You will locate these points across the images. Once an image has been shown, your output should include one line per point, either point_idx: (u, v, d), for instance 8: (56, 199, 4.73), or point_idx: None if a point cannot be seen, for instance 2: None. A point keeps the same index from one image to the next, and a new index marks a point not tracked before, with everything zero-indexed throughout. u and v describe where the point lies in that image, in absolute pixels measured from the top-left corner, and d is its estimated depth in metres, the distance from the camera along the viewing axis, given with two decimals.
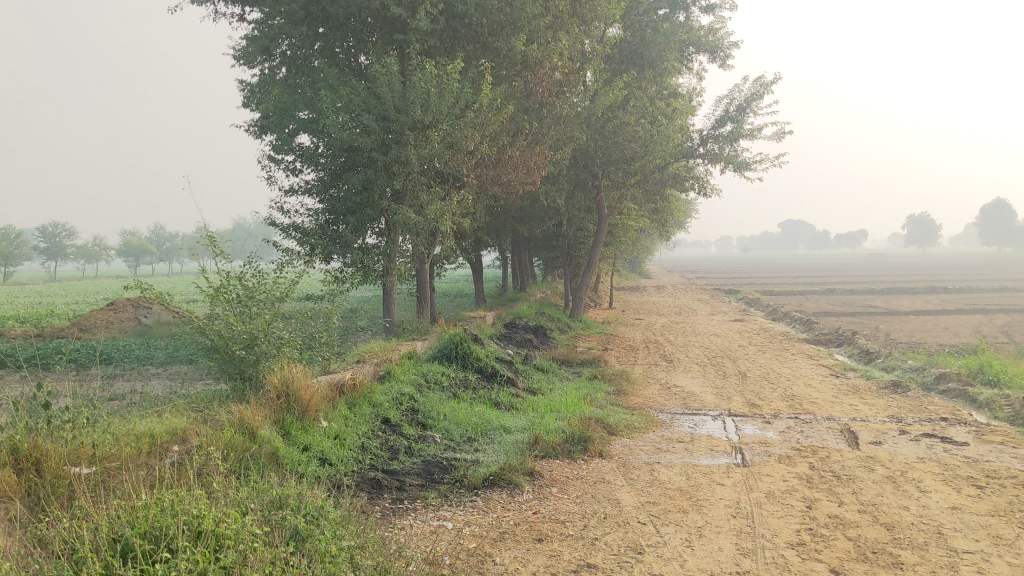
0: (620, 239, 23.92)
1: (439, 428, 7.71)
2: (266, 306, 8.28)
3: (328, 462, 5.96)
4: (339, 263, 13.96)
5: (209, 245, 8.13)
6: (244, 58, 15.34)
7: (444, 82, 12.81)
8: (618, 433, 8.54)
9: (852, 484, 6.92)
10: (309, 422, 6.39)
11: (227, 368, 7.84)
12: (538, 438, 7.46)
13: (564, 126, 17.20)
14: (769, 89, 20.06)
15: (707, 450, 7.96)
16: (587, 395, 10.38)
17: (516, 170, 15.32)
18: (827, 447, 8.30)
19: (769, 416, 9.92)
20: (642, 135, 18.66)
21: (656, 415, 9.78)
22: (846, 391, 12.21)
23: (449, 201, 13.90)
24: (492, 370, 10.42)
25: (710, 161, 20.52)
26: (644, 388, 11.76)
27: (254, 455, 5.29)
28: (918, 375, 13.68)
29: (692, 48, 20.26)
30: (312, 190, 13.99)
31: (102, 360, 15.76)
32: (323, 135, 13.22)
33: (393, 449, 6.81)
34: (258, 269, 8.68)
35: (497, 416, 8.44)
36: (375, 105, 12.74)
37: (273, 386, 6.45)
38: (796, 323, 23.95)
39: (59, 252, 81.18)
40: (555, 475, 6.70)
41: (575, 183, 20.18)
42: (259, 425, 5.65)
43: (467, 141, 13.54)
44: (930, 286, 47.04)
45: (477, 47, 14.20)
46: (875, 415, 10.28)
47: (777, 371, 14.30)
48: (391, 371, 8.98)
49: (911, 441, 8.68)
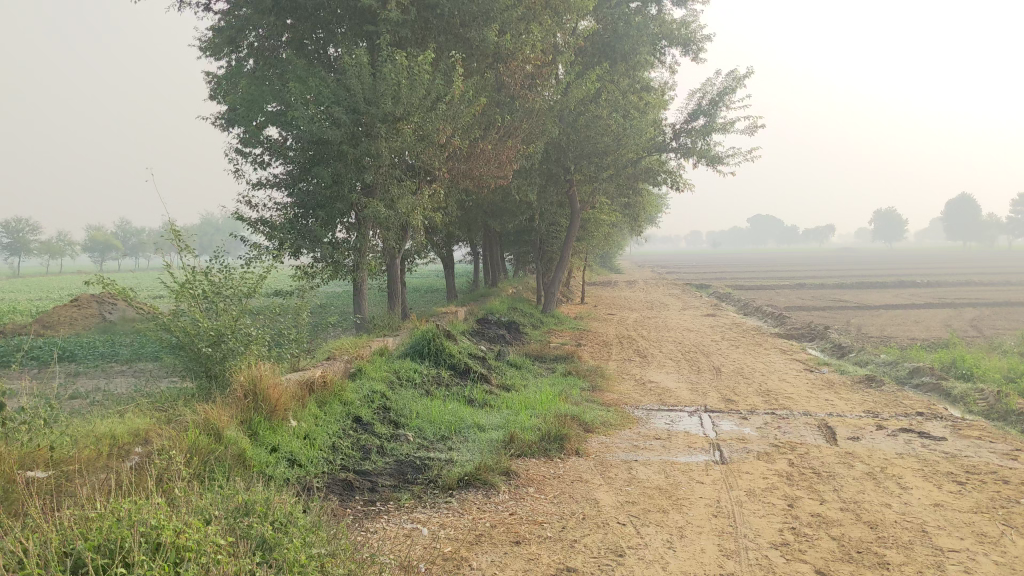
0: (593, 233, 23.80)
1: (412, 427, 7.52)
2: (232, 302, 8.05)
3: (297, 464, 5.75)
4: (309, 258, 13.70)
5: (174, 239, 7.87)
6: (211, 50, 15.02)
7: (415, 73, 12.59)
8: (594, 430, 8.39)
9: (832, 481, 6.81)
10: (278, 421, 6.17)
11: (192, 366, 7.59)
12: (513, 437, 7.30)
13: (536, 120, 17.04)
14: (741, 82, 20.00)
15: (685, 447, 7.83)
16: (562, 391, 10.23)
17: (488, 163, 15.13)
18: (805, 443, 8.21)
19: (746, 412, 9.82)
20: (614, 129, 18.54)
21: (632, 411, 9.65)
22: (821, 386, 12.16)
23: (420, 195, 13.67)
24: (465, 367, 10.23)
25: (682, 155, 20.43)
26: (618, 384, 11.64)
27: (219, 457, 5.07)
28: (892, 369, 13.67)
29: (664, 41, 20.15)
30: (280, 184, 13.71)
31: (65, 358, 15.40)
32: (292, 127, 12.96)
33: (366, 449, 6.61)
34: (224, 264, 8.44)
35: (471, 414, 8.27)
36: (345, 97, 12.48)
37: (239, 385, 6.22)
38: (768, 318, 23.98)
39: (23, 247, 79.99)
40: (531, 474, 6.53)
41: (547, 177, 20.03)
42: (225, 426, 5.43)
43: (439, 134, 13.33)
44: (898, 281, 47.41)
45: (449, 38, 13.98)
46: (851, 410, 10.22)
47: (751, 366, 14.24)
48: (362, 368, 8.77)
49: (889, 437, 8.61)
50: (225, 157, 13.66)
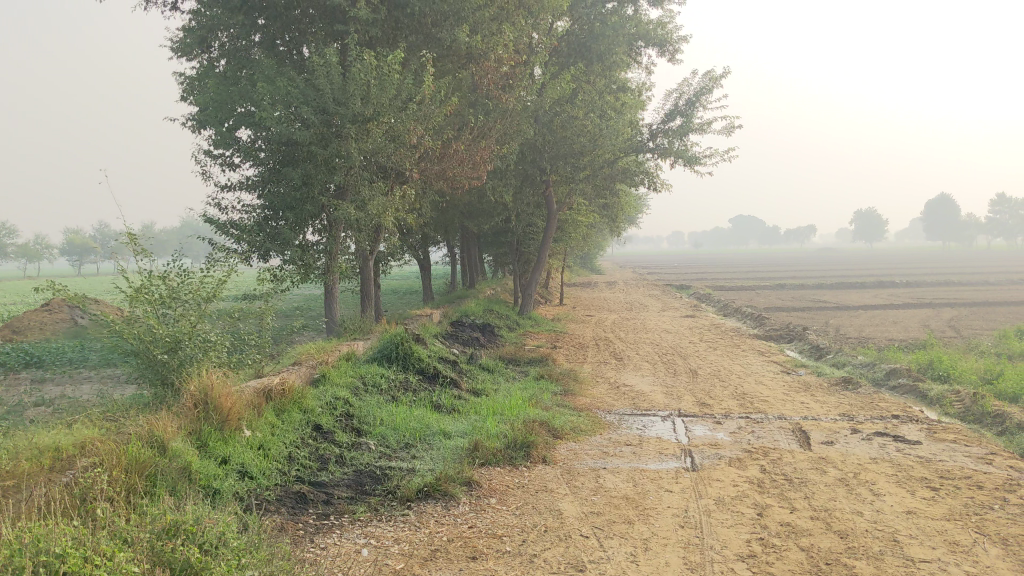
0: (571, 235, 23.66)
1: (375, 434, 7.31)
2: (191, 307, 7.82)
3: (248, 476, 5.53)
4: (278, 260, 13.46)
5: (130, 243, 7.64)
6: (180, 50, 14.63)
7: (384, 73, 12.37)
8: (563, 437, 8.20)
9: (804, 488, 6.66)
10: (230, 432, 5.95)
11: (148, 374, 7.36)
12: (478, 444, 7.10)
13: (510, 120, 16.85)
14: (718, 83, 19.90)
15: (656, 454, 7.66)
16: (534, 396, 10.04)
17: (461, 164, 14.92)
18: (778, 449, 8.06)
19: (720, 416, 9.67)
20: (590, 130, 18.40)
21: (604, 416, 9.48)
22: (797, 388, 12.02)
23: (392, 196, 13.45)
24: (434, 372, 10.03)
25: (660, 156, 20.31)
26: (592, 388, 11.46)
27: (162, 471, 4.86)
28: (869, 370, 13.56)
29: (641, 41, 19.98)
30: (248, 185, 13.47)
31: (31, 364, 15.09)
32: (260, 127, 12.72)
33: (324, 459, 6.38)
34: (183, 267, 8.20)
35: (437, 420, 8.06)
36: (313, 96, 12.25)
37: (189, 394, 5.99)
38: (747, 319, 23.89)
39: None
40: (494, 484, 6.33)
41: (523, 178, 19.89)
42: (171, 437, 5.21)
43: (410, 135, 13.13)
44: (876, 280, 47.61)
45: (420, 38, 13.78)
46: (826, 413, 10.09)
47: (728, 368, 14.11)
48: (326, 374, 8.55)
49: (864, 441, 8.47)
50: (193, 159, 13.39)
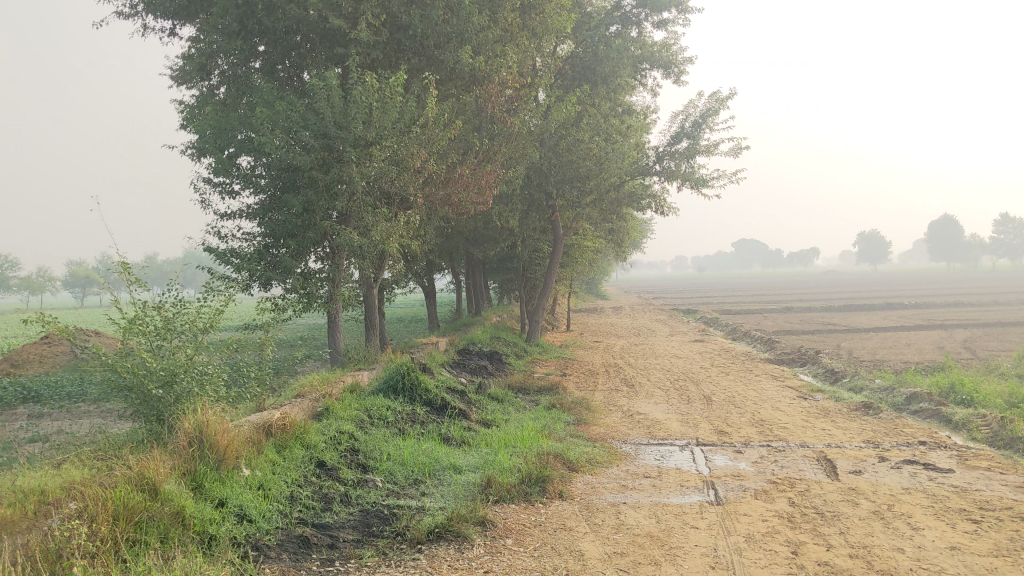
0: (577, 260, 23.33)
1: (382, 470, 6.94)
2: (187, 339, 7.51)
3: (247, 519, 5.17)
4: (280, 289, 13.13)
5: (123, 272, 7.33)
6: (180, 78, 14.43)
7: (387, 97, 12.14)
8: (578, 469, 7.83)
9: (838, 522, 6.27)
10: (227, 472, 5.59)
11: (142, 410, 7.01)
12: (490, 480, 6.73)
13: (515, 144, 16.59)
14: (724, 104, 19.65)
15: (677, 486, 7.28)
16: (546, 427, 9.65)
17: (467, 189, 14.61)
18: (805, 479, 7.67)
19: (740, 445, 9.28)
20: (597, 153, 18.10)
21: (619, 447, 9.10)
22: (816, 415, 11.62)
23: (396, 221, 13.15)
24: (442, 403, 9.65)
25: (666, 179, 20.01)
26: (605, 417, 11.07)
27: (154, 517, 4.50)
28: (888, 395, 13.17)
29: (646, 63, 19.75)
30: (249, 213, 13.17)
31: (30, 399, 14.72)
32: (261, 154, 12.44)
33: (328, 498, 6.01)
34: (179, 298, 7.89)
35: (447, 454, 7.69)
36: (314, 121, 11.96)
37: (183, 432, 5.63)
38: (757, 343, 23.47)
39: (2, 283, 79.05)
40: (509, 523, 5.96)
41: (530, 203, 19.67)
42: (163, 479, 4.85)
43: (414, 159, 12.86)
44: (883, 302, 47.32)
45: (422, 60, 13.54)
46: (850, 440, 9.69)
47: (743, 394, 13.70)
48: (329, 407, 8.19)
49: (893, 470, 8.08)
50: (192, 187, 13.11)
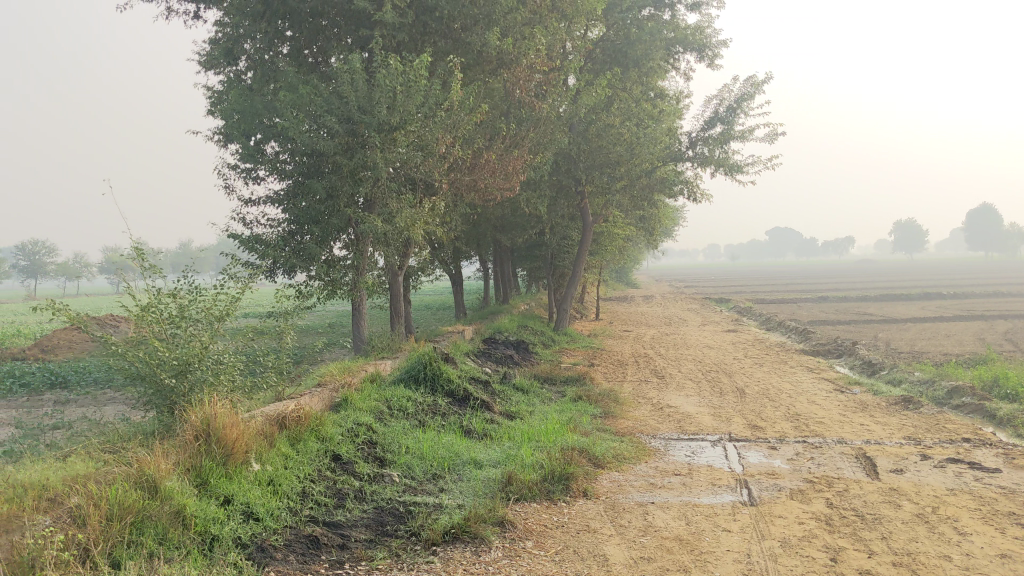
0: (607, 248, 22.96)
1: (400, 464, 6.68)
2: (202, 327, 7.28)
3: (254, 518, 4.92)
4: (304, 276, 12.90)
5: (137, 258, 7.10)
6: (206, 63, 14.24)
7: (412, 80, 11.83)
8: (605, 466, 7.52)
9: (879, 526, 5.90)
10: (236, 467, 5.34)
11: (155, 400, 6.79)
12: (511, 477, 6.44)
13: (543, 129, 16.23)
14: (760, 88, 19.16)
15: (708, 485, 6.95)
16: (571, 420, 9.34)
17: (493, 175, 14.32)
18: (843, 478, 7.31)
19: (774, 441, 8.91)
20: (627, 138, 17.70)
21: (648, 442, 8.78)
22: (853, 409, 11.20)
23: (420, 208, 12.87)
24: (465, 395, 9.36)
25: (699, 165, 19.57)
26: (634, 409, 10.74)
27: (153, 518, 4.26)
28: (929, 388, 12.70)
29: (678, 46, 19.31)
30: (273, 198, 12.94)
31: (57, 385, 14.67)
32: (284, 138, 12.20)
33: (341, 495, 5.74)
34: (195, 285, 7.66)
35: (468, 448, 7.41)
36: (338, 105, 11.69)
37: (190, 426, 5.38)
38: (792, 333, 22.97)
39: (38, 269, 79.98)
40: (530, 524, 5.66)
41: (558, 189, 19.30)
42: (164, 476, 4.62)
43: (439, 144, 12.57)
44: (918, 291, 46.44)
45: (448, 42, 13.20)
46: (890, 436, 9.29)
47: (776, 387, 13.31)
48: (348, 398, 7.94)
49: (937, 469, 7.69)
50: (216, 172, 12.90)
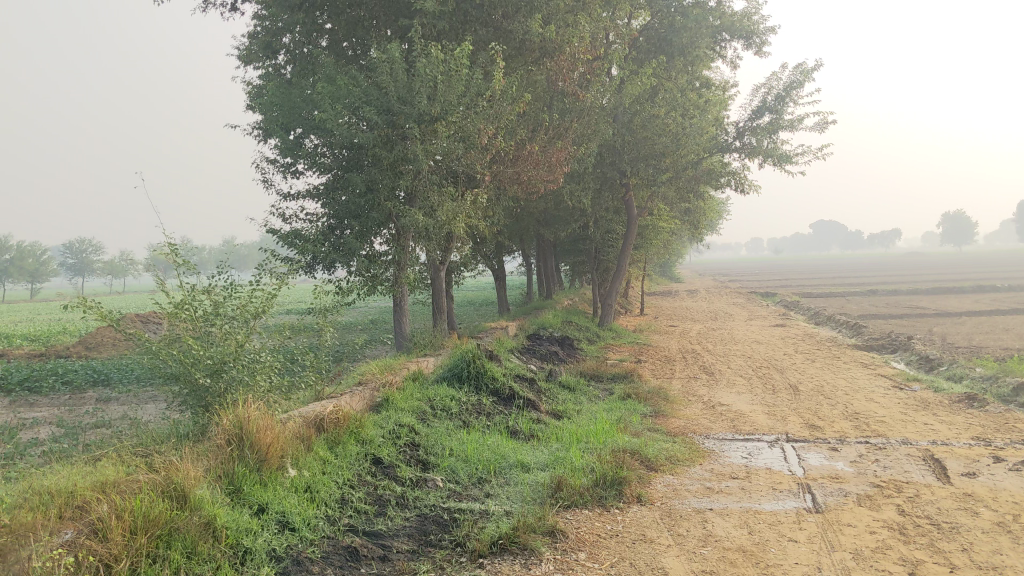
0: (651, 242, 22.51)
1: (444, 468, 6.37)
2: (238, 325, 7.04)
3: (290, 528, 4.64)
4: (344, 272, 12.67)
5: (170, 255, 6.89)
6: (245, 58, 14.10)
7: (452, 69, 11.51)
8: (658, 469, 7.16)
9: (958, 537, 5.47)
10: (271, 474, 5.08)
11: (190, 401, 6.56)
12: (561, 482, 6.09)
13: (587, 120, 15.85)
14: (810, 75, 18.61)
15: (769, 490, 6.56)
16: (621, 419, 8.98)
17: (537, 166, 14.02)
18: (912, 483, 6.87)
19: (834, 442, 8.47)
20: (673, 128, 17.23)
21: (701, 442, 8.39)
22: (914, 407, 10.69)
23: (462, 201, 12.56)
24: (509, 393, 9.03)
25: (747, 156, 19.06)
26: (685, 408, 10.33)
27: (180, 531, 4.01)
28: (993, 385, 12.11)
29: (725, 33, 18.82)
30: (312, 193, 12.72)
31: (99, 382, 14.60)
32: (321, 131, 11.96)
33: (382, 501, 5.45)
34: (231, 282, 7.44)
35: (514, 450, 7.09)
36: (376, 96, 11.41)
37: (222, 429, 5.14)
38: (842, 328, 22.32)
39: (85, 267, 81.06)
40: (582, 533, 5.32)
41: (602, 181, 18.90)
42: (194, 484, 4.37)
43: (480, 135, 12.26)
44: (968, 284, 45.31)
45: (489, 31, 12.88)
46: (957, 437, 8.79)
47: (832, 383, 12.81)
48: (388, 398, 7.66)
49: (1014, 472, 7.20)
50: (255, 166, 12.72)
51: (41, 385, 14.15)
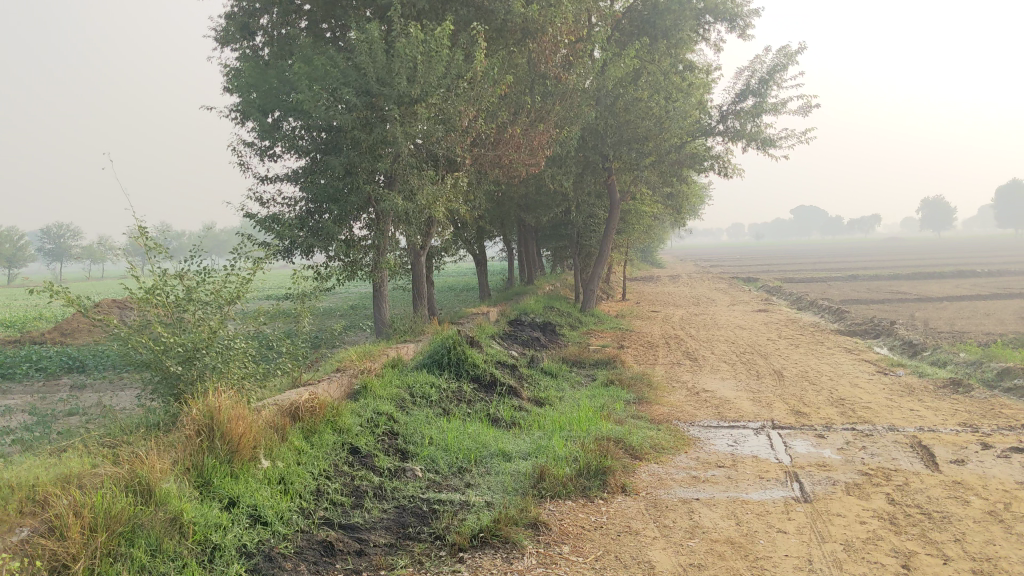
0: (633, 227, 22.36)
1: (423, 457, 6.19)
2: (211, 311, 6.83)
3: (262, 522, 4.45)
4: (323, 257, 12.43)
5: (141, 238, 6.66)
6: (221, 39, 13.80)
7: (433, 49, 11.27)
8: (643, 458, 7.02)
9: (950, 527, 5.35)
10: (242, 466, 4.88)
11: (162, 389, 6.34)
12: (544, 472, 5.92)
13: (569, 102, 15.64)
14: (794, 58, 18.46)
15: (756, 479, 6.43)
16: (604, 406, 8.83)
17: (518, 150, 13.82)
18: (900, 471, 6.75)
19: (820, 428, 8.35)
20: (656, 112, 17.06)
21: (686, 430, 8.25)
22: (899, 393, 10.59)
23: (442, 184, 12.33)
24: (490, 379, 8.85)
25: (730, 140, 18.91)
26: (668, 394, 10.21)
27: (144, 528, 3.80)
28: (977, 370, 12.04)
29: (708, 16, 18.61)
30: (290, 176, 12.47)
31: (73, 369, 14.33)
32: (299, 113, 11.70)
33: (359, 493, 5.26)
34: (204, 267, 7.22)
35: (496, 438, 6.91)
36: (354, 77, 11.14)
37: (192, 420, 4.93)
38: (825, 313, 22.27)
39: (63, 252, 80.16)
40: (566, 526, 5.16)
41: (584, 165, 18.72)
42: (161, 478, 4.18)
43: (461, 117, 12.03)
44: (947, 269, 45.50)
45: (470, 10, 12.63)
46: (944, 423, 8.69)
47: (816, 369, 12.69)
48: (367, 385, 7.46)
49: (1002, 459, 7.10)
50: (231, 149, 12.46)
51: (14, 372, 13.87)
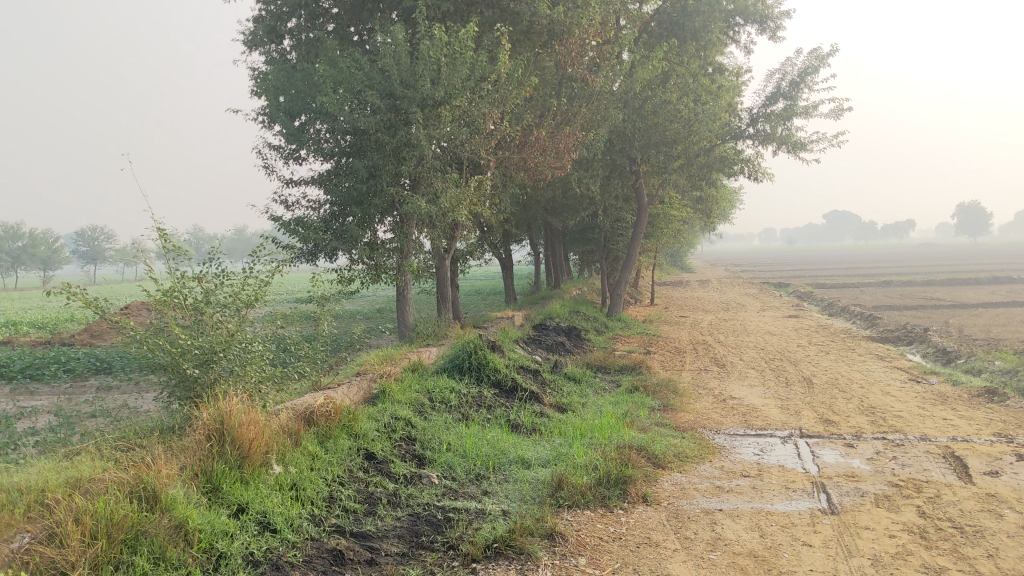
0: (662, 231, 22.16)
1: (439, 464, 6.08)
2: (230, 314, 6.76)
3: (272, 530, 4.36)
4: (347, 259, 12.38)
5: (160, 240, 6.61)
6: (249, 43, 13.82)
7: (457, 51, 11.18)
8: (665, 466, 6.86)
9: (983, 542, 5.15)
10: (253, 472, 4.80)
11: (179, 392, 6.27)
12: (562, 481, 5.78)
13: (596, 105, 15.50)
14: (825, 60, 18.19)
15: (781, 489, 6.25)
16: (628, 413, 8.67)
17: (544, 153, 13.70)
18: (932, 482, 6.54)
19: (850, 438, 8.14)
20: (685, 114, 16.87)
21: (711, 438, 8.08)
22: (932, 401, 10.34)
23: (466, 187, 12.24)
24: (512, 384, 8.72)
25: (761, 143, 18.67)
26: (694, 401, 10.03)
27: (148, 536, 3.72)
28: (1013, 378, 11.74)
29: (738, 18, 18.39)
30: (315, 178, 12.43)
31: (100, 370, 14.39)
32: (323, 115, 11.65)
33: (373, 499, 5.16)
34: (224, 269, 7.16)
35: (515, 445, 6.79)
36: (378, 80, 11.08)
37: (203, 424, 4.85)
38: (857, 319, 21.93)
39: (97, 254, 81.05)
40: (583, 536, 5.03)
41: (611, 168, 18.58)
42: (167, 484, 4.10)
43: (486, 120, 11.92)
44: (983, 275, 44.80)
45: (496, 12, 12.54)
46: (977, 433, 8.44)
47: (847, 376, 12.44)
48: (386, 390, 7.36)
49: None
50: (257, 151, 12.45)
51: (42, 373, 13.95)
